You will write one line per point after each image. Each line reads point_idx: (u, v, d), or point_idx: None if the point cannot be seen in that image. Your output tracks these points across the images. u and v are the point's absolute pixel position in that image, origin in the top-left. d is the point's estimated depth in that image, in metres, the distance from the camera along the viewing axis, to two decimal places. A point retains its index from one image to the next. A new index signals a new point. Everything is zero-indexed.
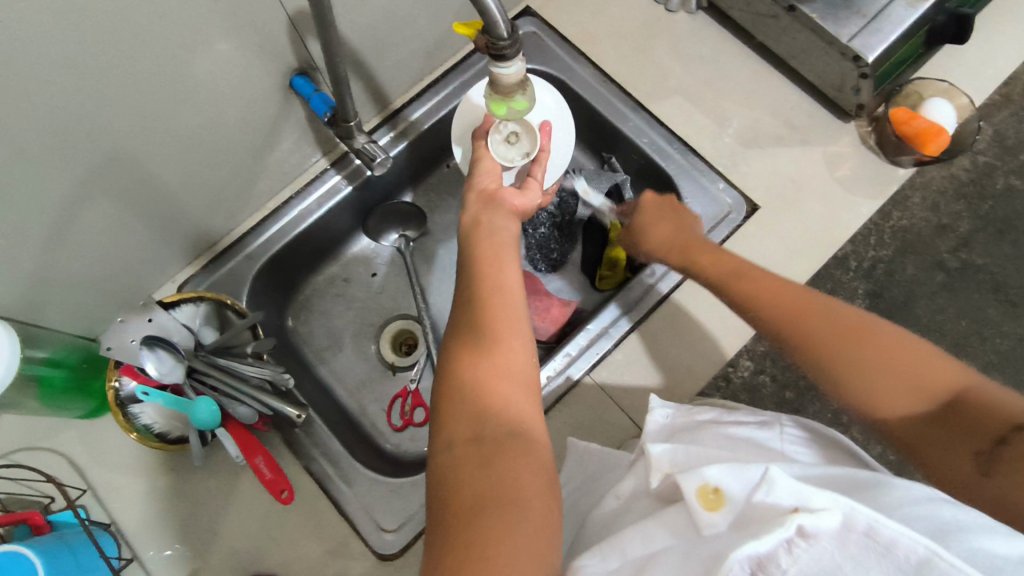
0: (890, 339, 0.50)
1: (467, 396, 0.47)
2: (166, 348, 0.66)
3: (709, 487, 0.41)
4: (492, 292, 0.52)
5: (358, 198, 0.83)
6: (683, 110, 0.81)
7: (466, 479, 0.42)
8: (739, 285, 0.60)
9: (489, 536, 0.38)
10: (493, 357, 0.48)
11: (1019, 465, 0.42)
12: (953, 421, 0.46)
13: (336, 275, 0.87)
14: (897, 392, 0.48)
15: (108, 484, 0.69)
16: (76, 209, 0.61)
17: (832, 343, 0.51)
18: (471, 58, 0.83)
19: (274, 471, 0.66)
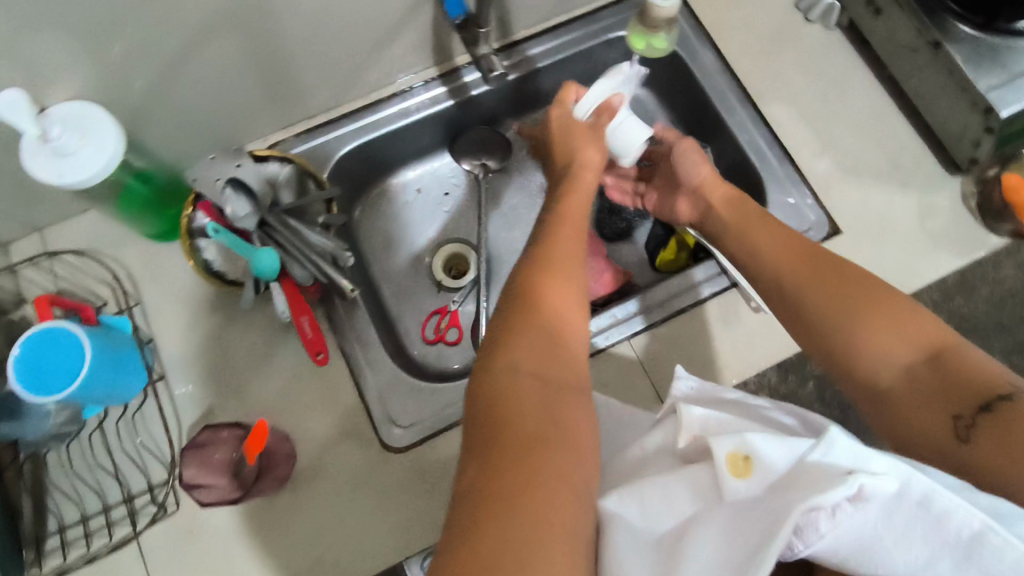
0: (888, 296, 0.49)
1: (528, 322, 0.48)
2: (248, 195, 0.69)
3: (742, 453, 0.39)
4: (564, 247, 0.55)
5: (453, 115, 0.84)
6: (794, 120, 0.80)
7: (522, 401, 0.43)
8: (758, 239, 0.60)
9: (546, 459, 0.40)
10: (557, 299, 0.50)
11: (999, 429, 0.41)
12: (936, 383, 0.45)
13: (410, 184, 0.89)
14: (882, 348, 0.47)
15: (153, 307, 0.71)
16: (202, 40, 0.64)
17: (832, 293, 0.51)
18: (600, 12, 0.83)
19: (315, 333, 0.68)
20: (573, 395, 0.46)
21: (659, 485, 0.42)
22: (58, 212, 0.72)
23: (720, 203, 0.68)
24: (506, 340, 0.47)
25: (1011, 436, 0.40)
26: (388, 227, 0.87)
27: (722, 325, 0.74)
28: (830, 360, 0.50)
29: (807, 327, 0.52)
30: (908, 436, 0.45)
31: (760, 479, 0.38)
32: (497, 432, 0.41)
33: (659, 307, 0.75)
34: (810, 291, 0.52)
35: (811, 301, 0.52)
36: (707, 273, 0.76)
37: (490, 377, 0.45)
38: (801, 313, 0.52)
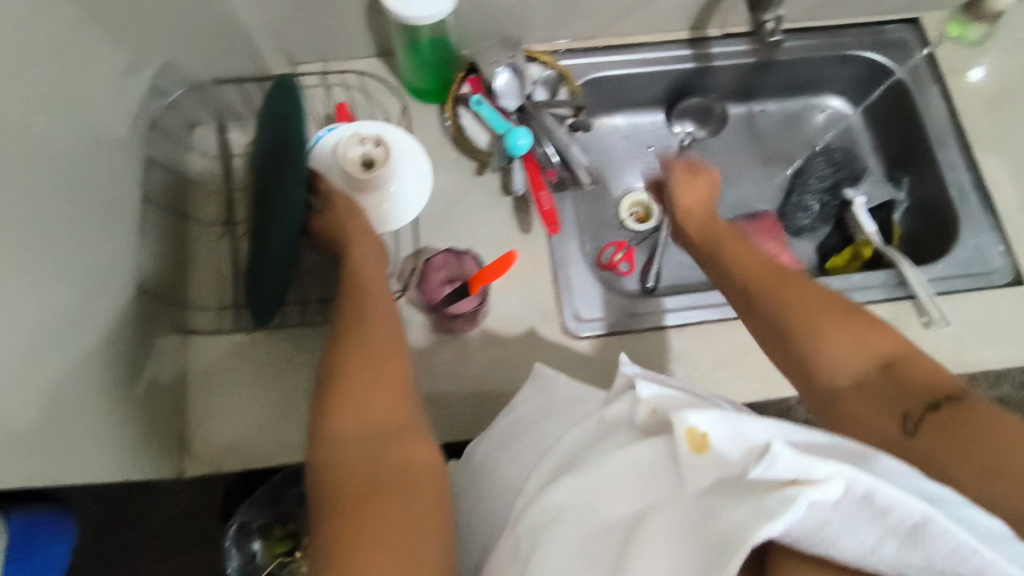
0: (848, 311, 0.57)
1: (356, 367, 0.55)
2: (518, 80, 0.79)
3: (699, 430, 0.45)
4: (360, 339, 0.58)
5: (683, 79, 0.91)
6: (1002, 174, 0.84)
7: (346, 451, 0.50)
8: (733, 266, 0.67)
9: (379, 521, 0.46)
10: (372, 347, 0.57)
11: (942, 425, 0.47)
12: (889, 386, 0.52)
13: (619, 128, 0.97)
14: (839, 356, 0.54)
15: None
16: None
17: (801, 302, 0.58)
18: (848, 29, 0.90)
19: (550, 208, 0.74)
20: (404, 435, 0.53)
21: (623, 456, 0.50)
22: (347, 51, 0.83)
23: (697, 230, 0.75)
24: (336, 389, 0.54)
25: (953, 423, 0.47)
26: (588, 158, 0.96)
27: None
28: (791, 359, 0.57)
29: (773, 330, 0.59)
30: (861, 430, 0.52)
31: (714, 460, 0.45)
32: (338, 493, 0.48)
33: None
34: (778, 303, 0.59)
35: (782, 305, 0.59)
36: (876, 281, 0.80)
37: (324, 453, 0.51)
38: (768, 314, 0.59)
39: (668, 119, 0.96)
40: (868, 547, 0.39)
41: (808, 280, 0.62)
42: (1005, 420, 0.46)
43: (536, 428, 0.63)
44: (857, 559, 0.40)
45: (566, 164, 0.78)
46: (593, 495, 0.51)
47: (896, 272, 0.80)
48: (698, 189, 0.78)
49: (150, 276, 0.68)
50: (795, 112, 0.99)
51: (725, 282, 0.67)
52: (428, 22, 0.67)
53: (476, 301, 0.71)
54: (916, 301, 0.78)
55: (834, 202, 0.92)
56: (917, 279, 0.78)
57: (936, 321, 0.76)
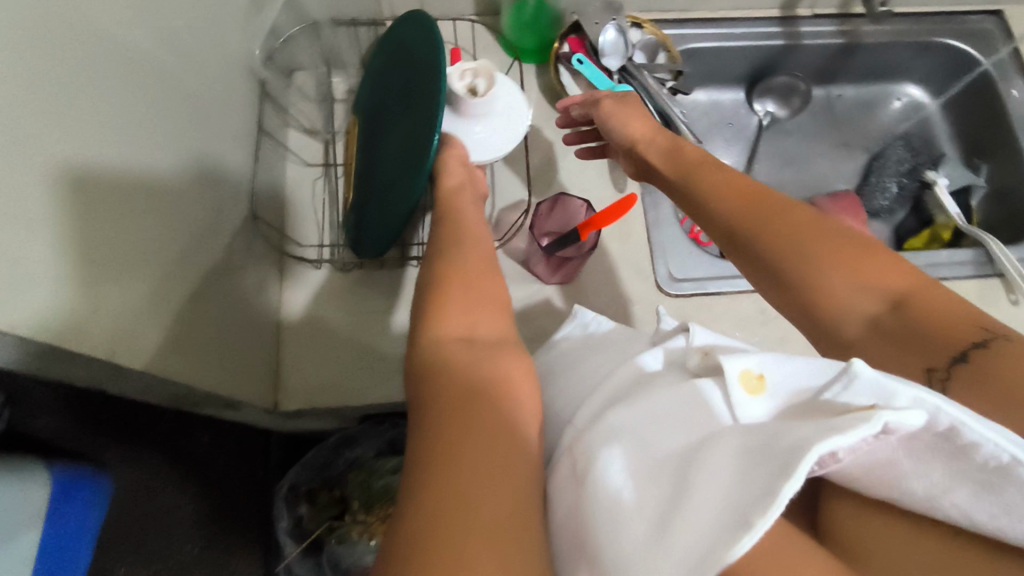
0: (849, 243, 0.48)
1: (456, 295, 0.54)
2: (622, 40, 0.80)
3: (755, 372, 0.40)
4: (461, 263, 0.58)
5: (769, 57, 0.93)
6: None
7: (450, 360, 0.46)
8: (768, 211, 0.52)
9: (458, 441, 0.38)
10: (473, 283, 0.55)
11: (975, 379, 0.39)
12: (900, 333, 0.44)
13: (701, 104, 0.98)
14: (844, 296, 0.47)
15: None
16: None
17: (801, 241, 0.49)
18: (935, 17, 0.92)
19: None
20: (500, 347, 0.49)
21: (666, 393, 0.43)
22: (449, 7, 0.84)
23: (658, 156, 0.64)
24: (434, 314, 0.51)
25: (992, 371, 0.38)
26: None
27: (979, 303, 0.78)
28: (795, 306, 0.49)
29: (771, 272, 0.50)
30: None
31: (773, 400, 0.39)
32: (435, 395, 0.43)
33: None
34: (760, 242, 0.51)
35: (773, 248, 0.50)
36: (962, 258, 0.80)
37: (422, 357, 0.48)
38: (755, 252, 0.51)
39: (750, 98, 0.98)
40: (938, 492, 0.33)
41: (815, 213, 0.51)
42: None
43: (579, 363, 0.54)
44: (925, 501, 0.34)
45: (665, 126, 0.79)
46: (645, 424, 0.42)
47: (983, 251, 0.81)
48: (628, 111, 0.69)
49: (259, 207, 0.68)
50: (871, 99, 1.01)
51: (687, 201, 0.58)
52: None
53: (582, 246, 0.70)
54: (1005, 279, 0.79)
55: (913, 184, 0.93)
56: (1007, 257, 0.78)
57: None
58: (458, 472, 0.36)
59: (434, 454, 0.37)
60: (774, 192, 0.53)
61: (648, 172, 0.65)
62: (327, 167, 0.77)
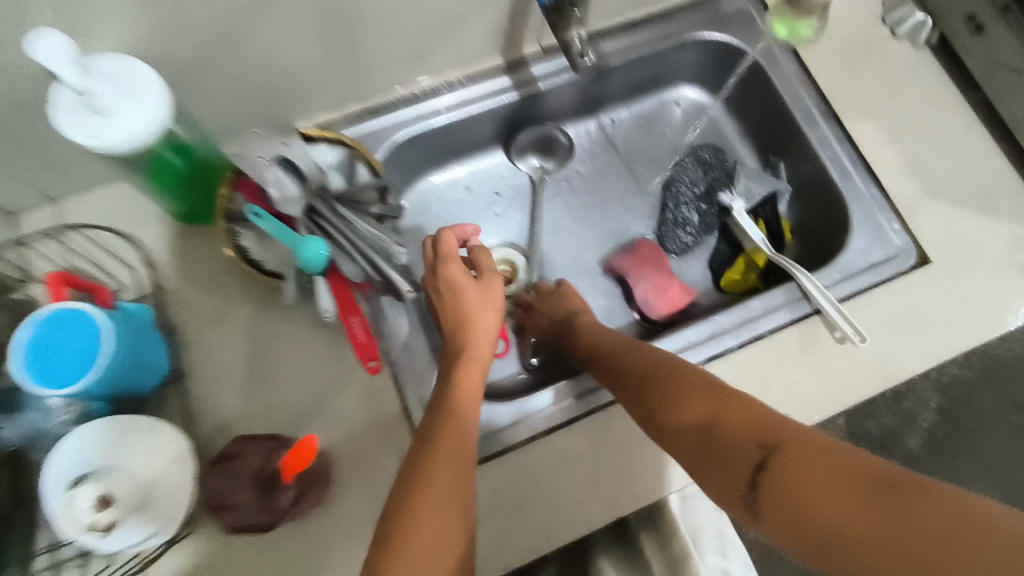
0: (717, 390, 0.50)
1: (427, 508, 0.45)
2: (298, 175, 0.62)
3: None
4: (448, 437, 0.49)
5: (515, 111, 0.77)
6: (882, 139, 0.75)
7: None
8: (621, 353, 0.59)
9: None
10: (443, 459, 0.47)
11: (773, 494, 0.41)
12: (710, 455, 0.46)
13: (459, 180, 0.81)
14: (680, 423, 0.50)
15: (178, 295, 0.62)
16: (260, 5, 0.55)
17: (680, 396, 0.51)
18: (680, 13, 0.78)
19: (366, 335, 0.60)
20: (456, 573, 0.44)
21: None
22: (75, 182, 0.63)
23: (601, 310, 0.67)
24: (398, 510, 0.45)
25: (784, 478, 0.41)
26: (431, 224, 0.79)
27: (803, 353, 0.67)
28: (658, 443, 0.52)
29: (660, 427, 0.52)
30: (739, 511, 0.44)
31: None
32: None
33: (708, 342, 0.68)
34: (630, 387, 0.56)
35: (631, 387, 0.56)
36: (773, 302, 0.70)
37: None
38: (642, 402, 0.54)
39: (511, 157, 0.81)
40: None
41: (696, 370, 0.54)
42: (831, 456, 0.40)
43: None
44: None
45: (380, 273, 0.61)
46: None
47: (795, 285, 0.70)
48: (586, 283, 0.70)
49: None
50: (650, 115, 0.86)
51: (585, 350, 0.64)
52: (135, 143, 0.50)
53: (291, 492, 0.54)
54: (825, 317, 0.68)
55: (713, 208, 0.80)
56: (818, 291, 0.68)
57: (850, 337, 0.67)
58: None
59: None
60: (663, 354, 0.58)
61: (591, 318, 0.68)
62: None
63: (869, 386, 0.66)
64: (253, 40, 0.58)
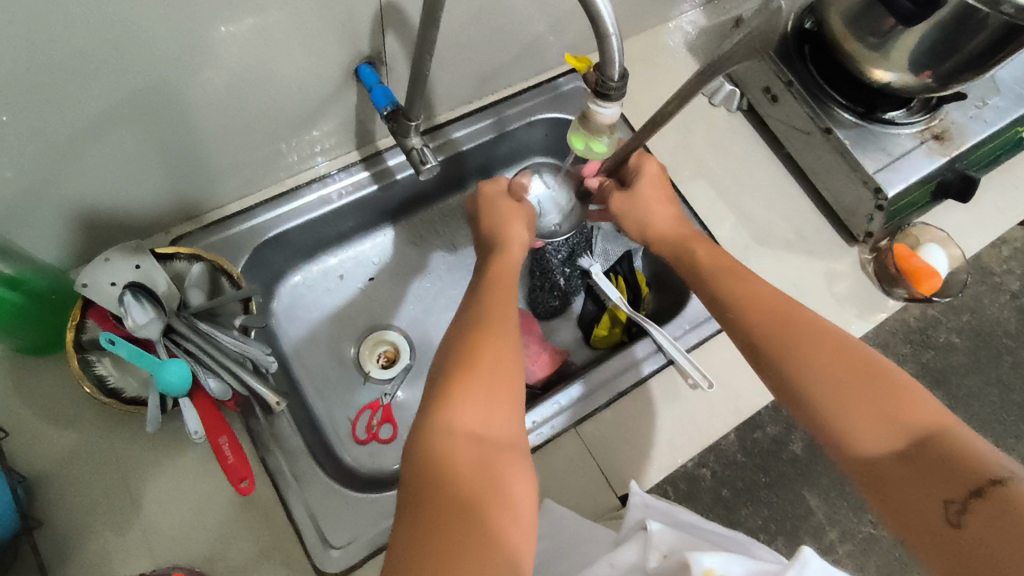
0: (869, 366, 0.50)
1: (483, 363, 0.48)
2: (154, 298, 0.61)
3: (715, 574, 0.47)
4: (492, 317, 0.53)
5: (378, 198, 0.80)
6: (709, 195, 0.85)
7: (462, 412, 0.45)
8: (757, 310, 0.56)
9: None
10: (492, 328, 0.52)
11: (992, 520, 0.40)
12: (917, 469, 0.44)
13: (332, 269, 0.83)
14: (861, 423, 0.47)
15: (31, 431, 0.60)
16: (90, 140, 0.56)
17: (816, 358, 0.51)
18: (520, 96, 0.85)
19: (235, 457, 0.59)
20: (510, 452, 0.45)
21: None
22: None
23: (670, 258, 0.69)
24: (436, 401, 0.46)
25: (1007, 518, 0.39)
26: (308, 317, 0.81)
27: (662, 402, 0.73)
28: (821, 438, 0.50)
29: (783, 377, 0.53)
30: (930, 532, 0.42)
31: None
32: (436, 491, 0.40)
33: (578, 403, 0.72)
34: (786, 359, 0.52)
35: (788, 366, 0.52)
36: (631, 357, 0.75)
37: (420, 441, 0.44)
38: (795, 382, 0.51)
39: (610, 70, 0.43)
40: None
41: (838, 333, 0.53)
42: None
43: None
44: None
45: (247, 387, 0.62)
46: None
47: (650, 338, 0.76)
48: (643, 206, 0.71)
49: None
50: None
51: (713, 301, 0.61)
52: None
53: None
54: (678, 365, 0.74)
55: (577, 271, 0.86)
56: (671, 344, 0.74)
57: (702, 383, 0.73)
58: None
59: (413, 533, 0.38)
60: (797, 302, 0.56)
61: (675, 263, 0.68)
62: None
63: (721, 425, 0.73)
64: (83, 167, 0.58)
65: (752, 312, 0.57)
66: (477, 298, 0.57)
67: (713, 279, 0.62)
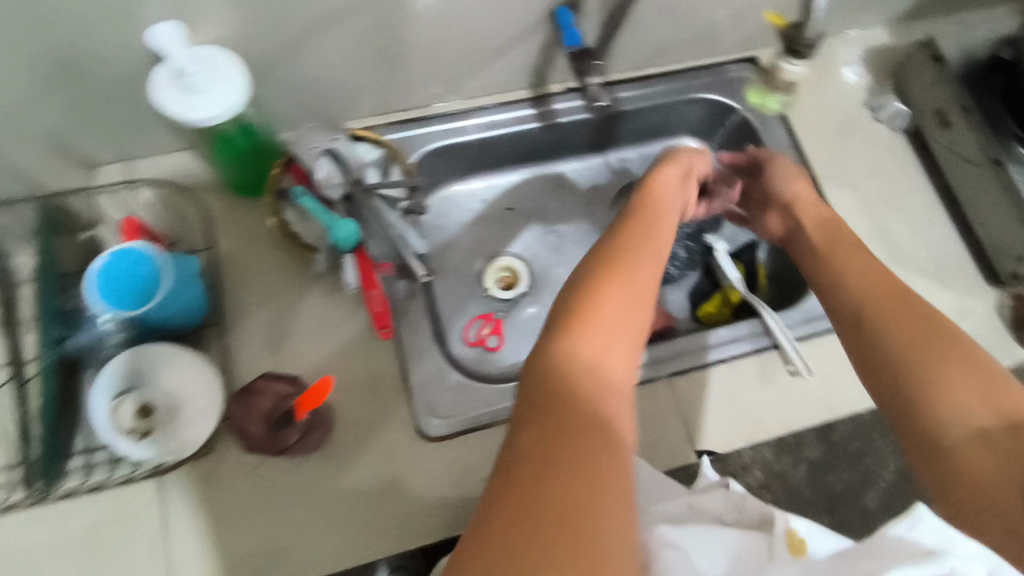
0: (969, 352, 0.49)
1: (607, 292, 0.48)
2: (342, 167, 0.72)
3: (797, 533, 0.50)
4: (630, 251, 0.53)
5: (536, 137, 0.88)
6: (850, 205, 0.85)
7: (582, 341, 0.45)
8: (867, 294, 0.57)
9: (573, 512, 0.36)
10: (632, 262, 0.52)
11: None
12: (1007, 457, 0.44)
13: (478, 193, 0.92)
14: (954, 399, 0.47)
15: (223, 252, 0.72)
16: (325, 24, 0.67)
17: (916, 335, 0.51)
18: (687, 74, 0.89)
19: (382, 307, 0.69)
20: (616, 391, 0.45)
21: (718, 535, 0.51)
22: (148, 147, 0.74)
23: (810, 223, 0.70)
24: (564, 322, 0.46)
25: None
26: (448, 228, 0.90)
27: (759, 381, 0.75)
28: (902, 415, 0.49)
29: (876, 358, 0.52)
30: (1008, 516, 0.42)
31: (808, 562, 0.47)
32: (560, 408, 0.41)
33: (680, 358, 0.76)
34: (889, 335, 0.52)
35: (887, 341, 0.52)
36: (736, 333, 0.78)
37: (545, 358, 0.44)
38: (891, 359, 0.51)
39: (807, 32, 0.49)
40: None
41: (940, 318, 0.52)
42: None
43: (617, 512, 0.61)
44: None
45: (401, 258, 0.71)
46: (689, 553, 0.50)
47: (760, 320, 0.79)
48: (788, 176, 0.75)
49: None
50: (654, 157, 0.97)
51: (825, 284, 0.61)
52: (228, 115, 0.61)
53: (297, 432, 0.62)
54: (781, 351, 0.77)
55: (699, 247, 0.90)
56: (780, 328, 0.77)
57: (802, 370, 0.75)
58: (546, 536, 0.34)
59: (521, 459, 0.38)
60: (914, 293, 0.56)
61: (795, 235, 0.71)
62: (14, 365, 0.65)
63: (812, 417, 0.74)
64: (319, 47, 0.69)
65: (847, 273, 0.60)
66: (617, 225, 0.58)
67: (837, 263, 0.62)
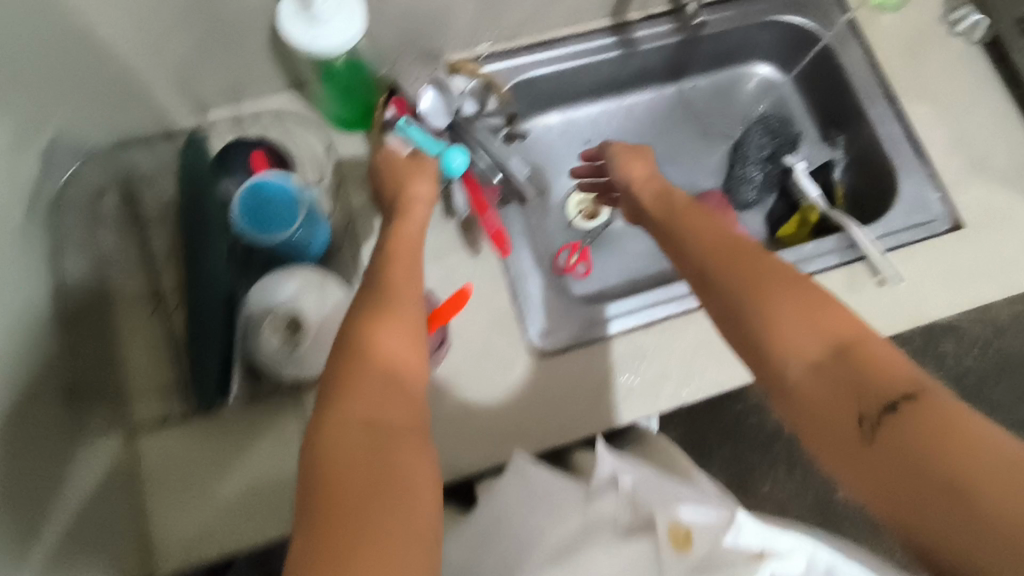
0: (798, 291, 0.51)
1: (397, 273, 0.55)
2: (443, 96, 0.74)
3: (684, 528, 0.51)
4: (397, 255, 0.57)
5: (613, 67, 0.89)
6: (930, 119, 0.86)
7: (366, 378, 0.46)
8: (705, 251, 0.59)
9: (373, 507, 0.39)
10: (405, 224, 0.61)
11: (904, 430, 0.42)
12: (840, 384, 0.46)
13: (556, 126, 0.94)
14: (793, 340, 0.49)
15: (333, 186, 0.76)
16: None
17: (756, 282, 0.53)
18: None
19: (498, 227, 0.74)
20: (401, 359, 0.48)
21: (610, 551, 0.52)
22: (258, 87, 0.77)
23: (649, 198, 0.72)
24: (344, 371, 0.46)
25: (914, 429, 0.42)
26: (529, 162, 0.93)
27: (847, 291, 0.78)
28: (759, 364, 0.51)
29: (732, 314, 0.53)
30: (845, 449, 0.45)
31: (699, 555, 0.50)
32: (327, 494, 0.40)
33: None
34: (738, 285, 0.54)
35: (737, 293, 0.53)
36: (821, 248, 0.80)
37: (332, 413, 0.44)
38: (738, 309, 0.53)
39: None
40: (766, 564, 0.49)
41: (775, 263, 0.54)
42: (969, 420, 0.41)
43: (499, 536, 0.58)
44: None
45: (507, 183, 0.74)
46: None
47: (846, 235, 0.81)
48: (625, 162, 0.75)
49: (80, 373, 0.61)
50: (727, 85, 0.98)
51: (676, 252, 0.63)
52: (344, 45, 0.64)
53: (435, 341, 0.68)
54: (868, 262, 0.79)
55: (777, 169, 0.92)
56: (867, 240, 0.79)
57: (891, 280, 0.77)
58: (355, 513, 0.39)
59: (331, 451, 0.42)
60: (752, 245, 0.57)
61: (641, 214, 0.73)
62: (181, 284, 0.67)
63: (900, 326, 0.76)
64: None
65: (693, 238, 0.61)
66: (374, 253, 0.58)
67: (683, 226, 0.64)
